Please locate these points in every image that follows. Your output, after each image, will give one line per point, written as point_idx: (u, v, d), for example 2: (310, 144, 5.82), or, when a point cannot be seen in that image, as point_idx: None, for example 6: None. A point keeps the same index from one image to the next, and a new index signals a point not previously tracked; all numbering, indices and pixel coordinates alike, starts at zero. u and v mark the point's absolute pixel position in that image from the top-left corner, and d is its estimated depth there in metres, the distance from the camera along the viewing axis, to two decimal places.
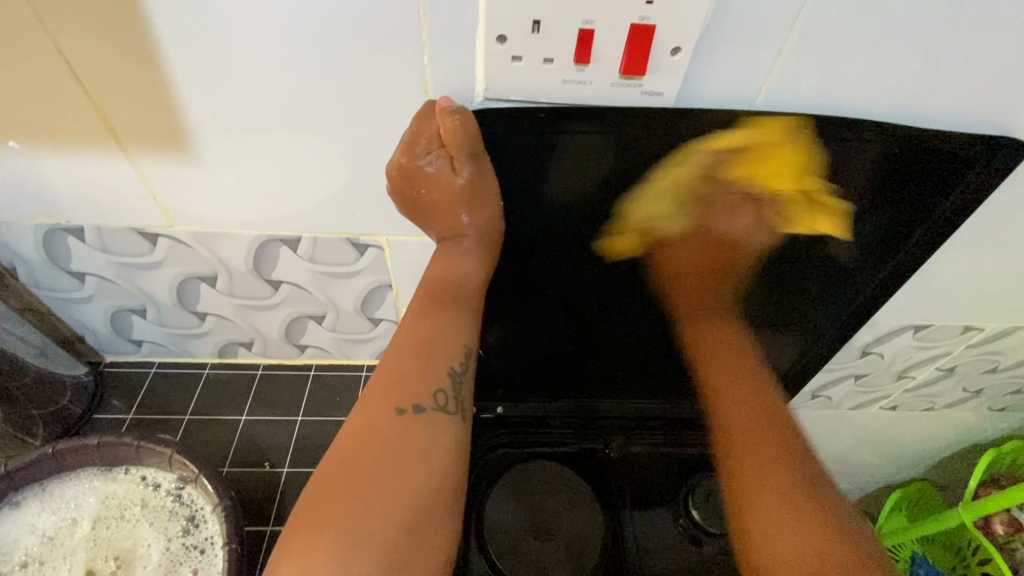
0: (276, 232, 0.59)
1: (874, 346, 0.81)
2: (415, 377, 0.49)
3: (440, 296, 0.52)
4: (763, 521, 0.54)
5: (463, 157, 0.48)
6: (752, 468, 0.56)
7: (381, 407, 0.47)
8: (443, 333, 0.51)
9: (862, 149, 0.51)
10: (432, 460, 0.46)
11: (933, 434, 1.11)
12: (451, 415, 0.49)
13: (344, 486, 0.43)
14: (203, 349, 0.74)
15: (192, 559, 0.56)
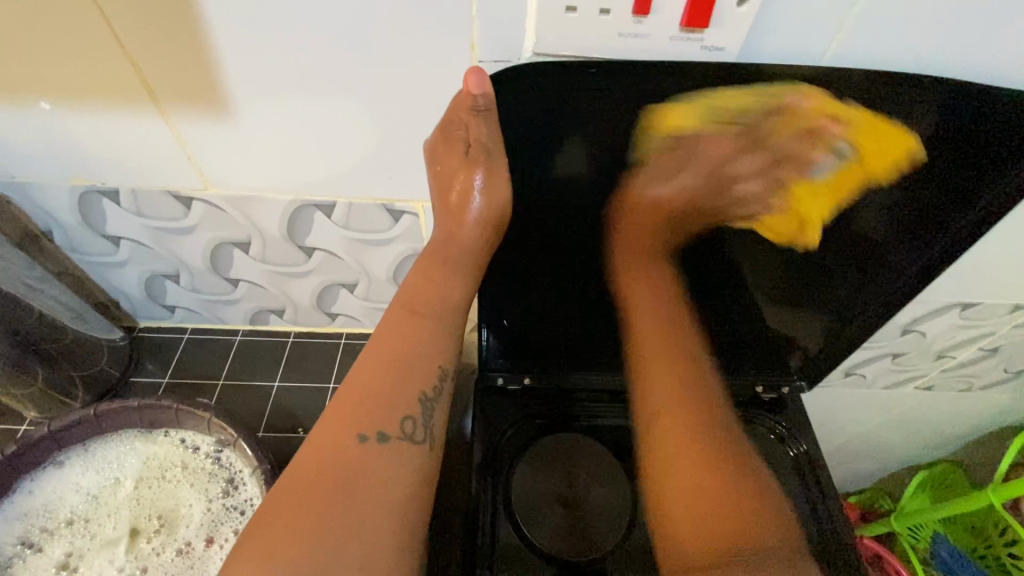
0: (310, 197, 0.57)
1: (915, 324, 0.79)
2: (384, 400, 0.48)
3: (415, 315, 0.51)
4: (674, 521, 0.56)
5: (478, 153, 0.48)
6: (674, 450, 0.59)
7: (343, 428, 0.46)
8: (418, 352, 0.50)
9: (901, 122, 0.47)
10: (386, 494, 0.44)
11: (963, 415, 1.09)
12: (417, 445, 0.48)
13: (304, 509, 0.42)
14: (235, 315, 0.75)
15: (233, 519, 0.56)
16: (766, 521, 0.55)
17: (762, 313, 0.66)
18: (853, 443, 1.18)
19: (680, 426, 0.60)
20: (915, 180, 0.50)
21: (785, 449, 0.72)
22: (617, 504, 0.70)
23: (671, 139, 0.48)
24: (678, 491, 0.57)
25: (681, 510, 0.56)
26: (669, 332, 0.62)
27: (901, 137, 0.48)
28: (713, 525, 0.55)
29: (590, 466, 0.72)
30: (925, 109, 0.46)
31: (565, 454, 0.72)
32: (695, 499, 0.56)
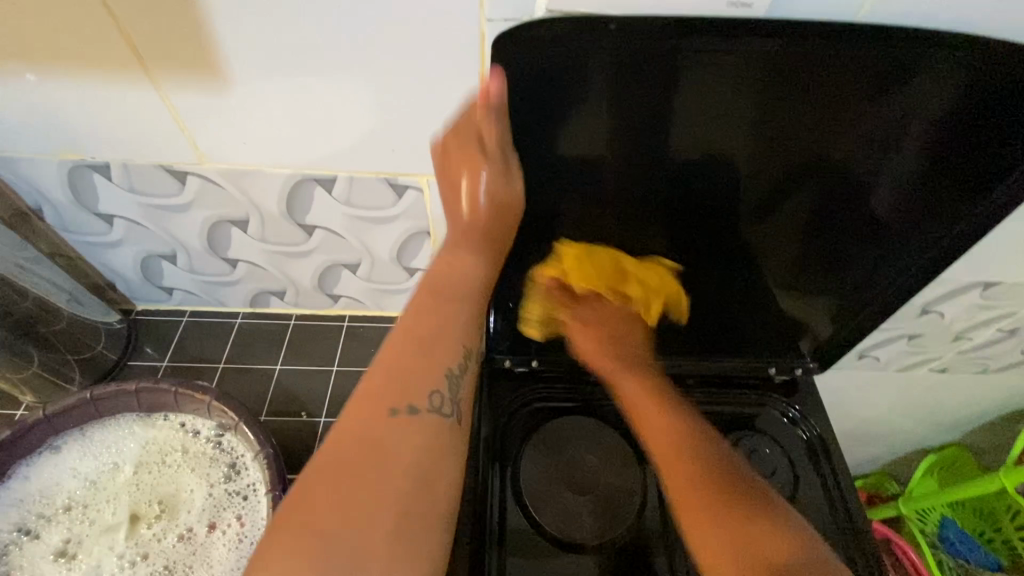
0: (310, 172, 0.55)
1: (933, 305, 0.77)
2: (410, 375, 0.46)
3: (438, 296, 0.49)
4: (707, 554, 0.48)
5: (493, 154, 0.46)
6: (672, 471, 0.53)
7: (371, 403, 0.44)
8: (443, 329, 0.48)
9: (924, 89, 0.44)
10: (416, 467, 0.42)
11: (976, 398, 1.08)
12: (446, 418, 0.46)
13: (333, 485, 0.40)
14: (235, 297, 0.73)
15: (235, 505, 0.55)
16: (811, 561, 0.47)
17: (775, 297, 0.63)
18: (862, 426, 1.17)
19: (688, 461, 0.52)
20: (936, 147, 0.48)
21: (796, 432, 0.70)
22: (629, 487, 0.68)
23: (692, 105, 0.45)
24: (691, 514, 0.50)
25: (711, 538, 0.48)
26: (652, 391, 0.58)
27: (925, 106, 0.45)
28: (724, 542, 0.48)
29: (599, 450, 0.70)
30: (950, 74, 0.43)
31: (573, 438, 0.70)
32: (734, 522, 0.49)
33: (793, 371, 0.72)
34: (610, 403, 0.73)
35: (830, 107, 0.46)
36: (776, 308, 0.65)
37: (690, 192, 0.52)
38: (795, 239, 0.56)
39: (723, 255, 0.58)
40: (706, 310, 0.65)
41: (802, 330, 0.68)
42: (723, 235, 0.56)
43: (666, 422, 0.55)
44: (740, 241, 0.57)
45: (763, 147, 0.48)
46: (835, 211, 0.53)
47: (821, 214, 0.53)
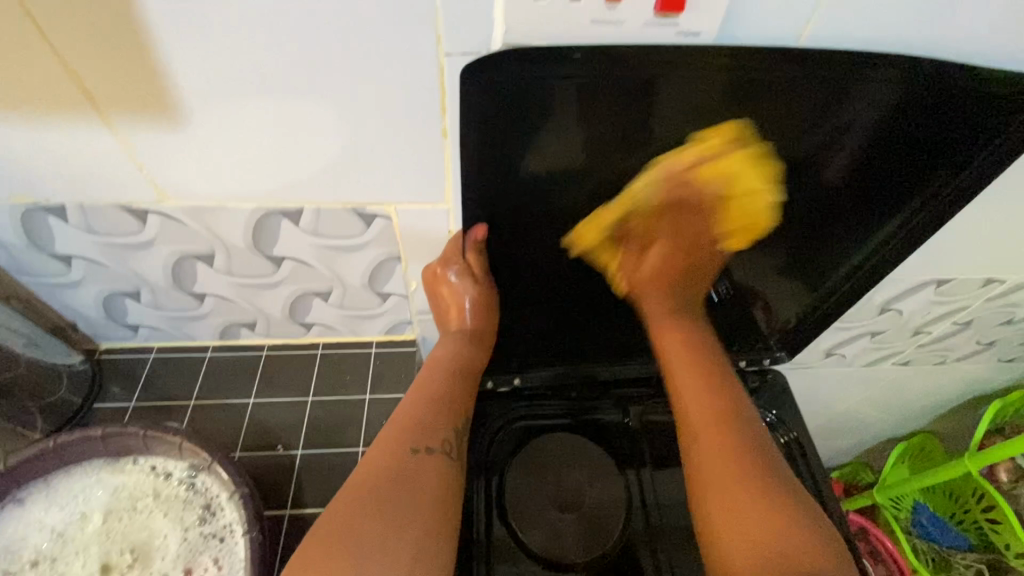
0: (275, 205, 0.54)
1: (892, 303, 0.80)
2: (424, 425, 0.59)
3: (447, 376, 0.64)
4: (719, 527, 0.51)
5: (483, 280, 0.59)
6: (700, 438, 0.56)
7: (400, 440, 0.56)
8: (453, 395, 0.63)
9: (876, 101, 0.48)
10: (434, 489, 0.54)
11: (939, 386, 1.12)
12: (455, 458, 0.59)
13: (368, 506, 0.50)
14: (204, 331, 0.71)
15: (211, 547, 0.53)
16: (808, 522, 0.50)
17: (742, 278, 0.66)
18: (836, 420, 1.20)
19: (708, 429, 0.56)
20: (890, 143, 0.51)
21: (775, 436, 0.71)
22: (614, 501, 0.70)
23: (658, 123, 0.48)
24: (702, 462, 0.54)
25: (728, 513, 0.51)
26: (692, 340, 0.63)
27: (874, 117, 0.49)
28: (732, 510, 0.51)
29: (585, 466, 0.72)
30: (895, 91, 0.47)
31: (558, 455, 0.73)
32: (726, 470, 0.53)
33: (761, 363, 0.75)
34: (589, 419, 0.77)
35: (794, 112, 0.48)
36: (746, 299, 0.69)
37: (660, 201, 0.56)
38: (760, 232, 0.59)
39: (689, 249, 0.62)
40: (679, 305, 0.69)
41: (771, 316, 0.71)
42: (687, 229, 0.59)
43: (692, 376, 0.60)
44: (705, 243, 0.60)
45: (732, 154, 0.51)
46: (798, 202, 0.56)
47: (788, 213, 0.57)
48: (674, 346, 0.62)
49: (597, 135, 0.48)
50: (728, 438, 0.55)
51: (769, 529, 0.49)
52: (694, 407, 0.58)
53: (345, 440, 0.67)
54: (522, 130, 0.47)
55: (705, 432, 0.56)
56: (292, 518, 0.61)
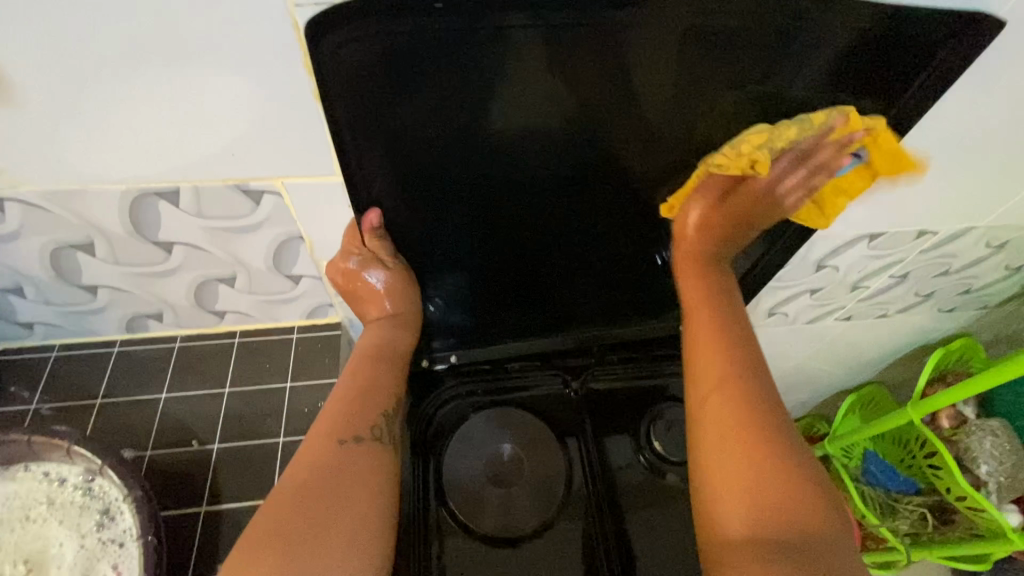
0: (147, 185, 0.49)
1: (828, 259, 0.79)
2: (351, 416, 0.55)
3: (373, 364, 0.60)
4: (719, 479, 0.50)
5: (391, 266, 0.58)
6: (711, 393, 0.55)
7: (324, 437, 0.53)
8: (378, 382, 0.59)
9: (821, 44, 0.45)
10: (363, 483, 0.51)
11: (885, 338, 1.14)
12: (385, 445, 0.55)
13: (293, 513, 0.47)
14: (107, 325, 0.67)
15: (110, 554, 0.51)
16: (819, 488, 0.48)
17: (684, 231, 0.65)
18: (786, 375, 1.22)
19: (724, 389, 0.54)
20: (833, 86, 0.50)
21: None
22: (554, 474, 0.69)
23: (539, 88, 0.45)
24: (710, 418, 0.53)
25: (725, 469, 0.50)
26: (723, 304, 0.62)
27: (819, 61, 0.47)
28: (731, 462, 0.50)
29: (525, 441, 0.70)
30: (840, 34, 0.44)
31: (495, 429, 0.71)
32: (729, 426, 0.52)
33: None
34: (528, 391, 0.75)
35: (737, 59, 0.45)
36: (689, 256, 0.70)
37: (581, 164, 0.53)
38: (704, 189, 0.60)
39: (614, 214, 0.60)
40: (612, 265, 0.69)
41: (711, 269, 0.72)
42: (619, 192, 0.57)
43: (716, 346, 0.58)
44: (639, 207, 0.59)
45: (671, 116, 0.50)
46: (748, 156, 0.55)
47: (733, 166, 0.56)
48: (699, 312, 0.62)
49: (486, 93, 0.44)
50: (736, 409, 0.53)
51: (765, 507, 0.47)
52: (716, 379, 0.55)
53: (264, 431, 0.64)
54: (400, 91, 0.42)
55: (719, 407, 0.53)
56: (207, 514, 0.59)
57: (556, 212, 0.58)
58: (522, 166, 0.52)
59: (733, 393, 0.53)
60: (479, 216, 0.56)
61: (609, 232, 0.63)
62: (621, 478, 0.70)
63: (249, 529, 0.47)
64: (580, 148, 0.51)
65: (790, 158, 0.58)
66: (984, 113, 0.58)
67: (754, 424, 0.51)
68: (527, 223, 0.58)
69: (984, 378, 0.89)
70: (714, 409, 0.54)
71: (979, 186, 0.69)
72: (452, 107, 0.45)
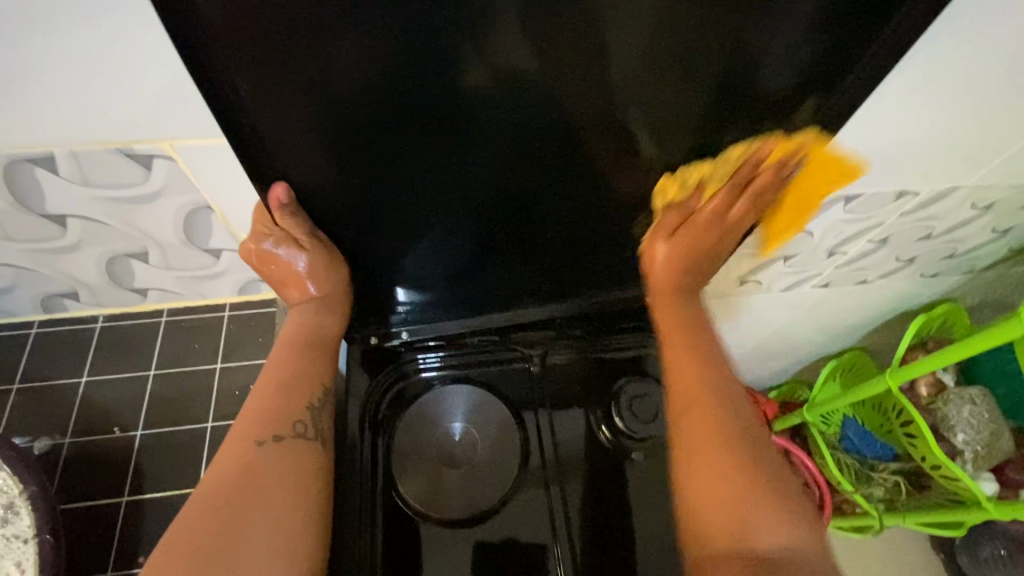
0: (17, 152, 0.44)
1: (801, 224, 0.74)
2: (272, 412, 0.52)
3: (298, 354, 0.56)
4: (697, 495, 0.50)
5: (311, 246, 0.54)
6: (687, 411, 0.54)
7: (240, 438, 0.50)
8: (303, 373, 0.55)
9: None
10: (281, 483, 0.48)
11: (868, 304, 1.10)
12: (312, 440, 0.52)
13: (203, 524, 0.44)
14: (20, 305, 0.62)
15: (15, 550, 0.49)
16: (776, 503, 0.48)
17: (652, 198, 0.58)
18: (765, 343, 1.19)
19: (698, 409, 0.54)
20: (815, 26, 0.42)
21: None
22: (508, 453, 0.65)
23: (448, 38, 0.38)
24: (690, 435, 0.52)
25: (702, 489, 0.50)
26: (693, 325, 0.60)
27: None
28: (711, 479, 0.50)
29: (479, 418, 0.67)
30: None
31: (444, 408, 0.67)
32: (705, 441, 0.52)
33: None
34: (484, 368, 0.71)
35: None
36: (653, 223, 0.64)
37: (514, 125, 0.47)
38: (666, 154, 0.53)
39: (560, 180, 0.54)
40: (565, 235, 0.63)
41: None
42: (564, 155, 0.51)
43: (690, 363, 0.57)
44: (588, 170, 0.53)
45: (619, 70, 0.43)
46: (721, 107, 0.48)
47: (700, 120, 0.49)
48: (674, 328, 0.60)
49: (387, 42, 0.38)
50: (716, 419, 0.53)
51: (738, 519, 0.47)
52: (691, 392, 0.55)
53: (192, 415, 0.61)
54: (281, 38, 0.36)
55: (697, 420, 0.53)
56: (129, 503, 0.56)
57: (492, 179, 0.52)
58: (445, 128, 0.45)
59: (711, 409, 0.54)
60: (405, 182, 0.50)
61: (558, 200, 0.57)
62: (580, 454, 0.66)
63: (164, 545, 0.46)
64: (509, 108, 0.45)
65: (732, 191, 0.58)
66: (959, 66, 0.53)
67: (734, 438, 0.52)
68: (462, 189, 0.53)
69: (964, 347, 0.85)
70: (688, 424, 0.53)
71: (965, 141, 0.63)
72: (349, 57, 0.38)
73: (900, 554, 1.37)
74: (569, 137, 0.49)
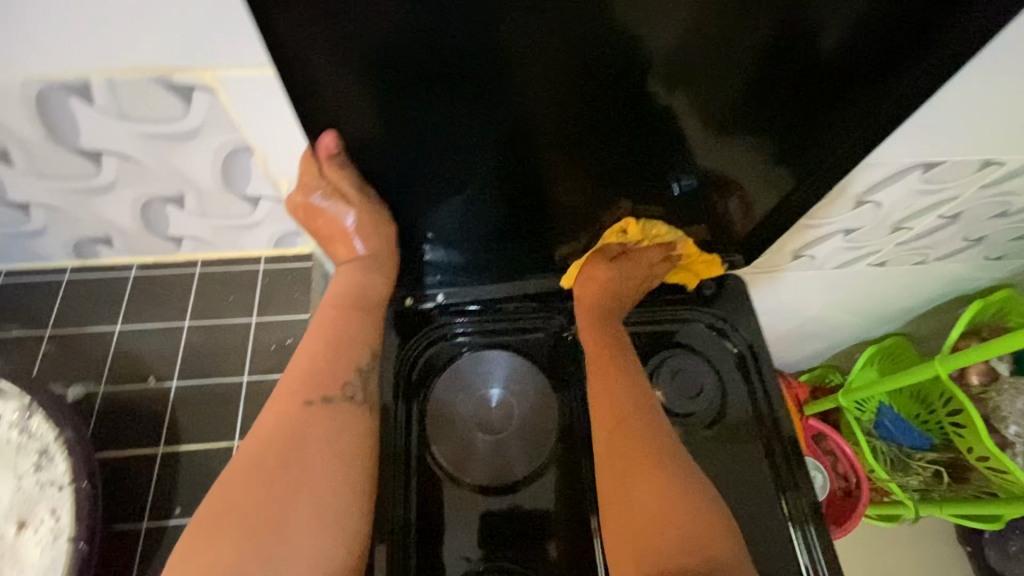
0: (50, 77, 0.41)
1: (870, 193, 0.69)
2: (323, 372, 0.51)
3: (345, 316, 0.54)
4: (626, 514, 0.52)
5: (358, 202, 0.51)
6: (609, 431, 0.57)
7: (287, 398, 0.49)
8: (351, 335, 0.53)
9: None
10: (329, 446, 0.48)
11: (919, 287, 1.04)
12: (359, 403, 0.51)
13: (252, 484, 0.45)
14: (54, 250, 0.60)
15: (49, 497, 0.47)
16: (693, 500, 0.52)
17: (698, 153, 0.53)
18: (805, 325, 1.14)
19: (620, 428, 0.56)
20: None
21: (726, 344, 0.70)
22: (545, 422, 0.63)
23: None
24: (611, 452, 0.55)
25: (630, 507, 0.52)
26: (615, 345, 0.63)
27: None
28: (625, 505, 0.53)
29: (516, 385, 0.64)
30: None
31: (479, 371, 0.65)
32: (623, 473, 0.54)
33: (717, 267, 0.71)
34: (521, 336, 0.67)
35: None
36: (712, 188, 0.59)
37: (576, 67, 0.42)
38: (715, 103, 0.47)
39: (623, 135, 0.49)
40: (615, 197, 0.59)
41: (727, 207, 0.63)
42: (625, 105, 0.46)
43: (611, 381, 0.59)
44: (647, 124, 0.49)
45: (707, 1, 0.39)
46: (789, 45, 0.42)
47: (768, 67, 0.44)
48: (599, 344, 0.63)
49: None
50: (634, 438, 0.56)
51: (662, 530, 0.51)
52: (610, 410, 0.58)
53: (228, 369, 0.59)
54: None
55: (620, 440, 0.56)
56: (165, 455, 0.55)
57: (548, 131, 0.48)
58: (509, 66, 0.41)
59: (632, 427, 0.57)
60: (461, 129, 0.46)
61: (616, 160, 0.53)
62: None
63: (209, 497, 0.46)
64: (573, 44, 0.40)
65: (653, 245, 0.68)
66: None
67: (650, 451, 0.55)
68: (519, 140, 0.48)
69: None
70: (610, 442, 0.56)
71: None
72: None
73: (928, 546, 1.34)
74: (635, 82, 0.44)
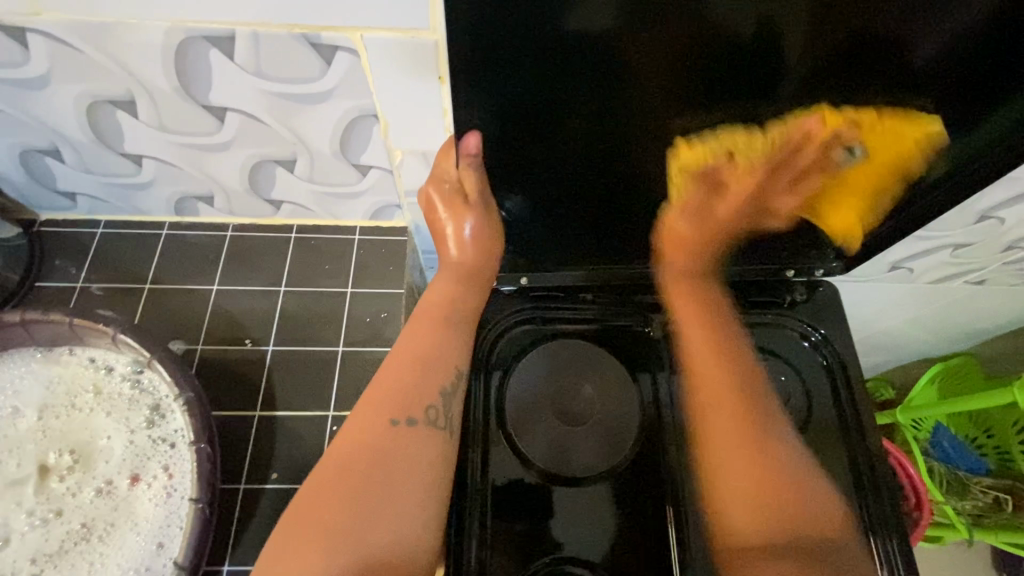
0: (198, 25, 0.39)
1: (996, 209, 0.65)
2: (411, 392, 0.48)
3: (436, 334, 0.51)
4: (734, 498, 0.51)
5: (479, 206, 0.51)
6: (715, 409, 0.54)
7: (375, 414, 0.46)
8: (440, 353, 0.50)
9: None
10: (411, 474, 0.45)
11: (1006, 310, 0.99)
12: (442, 430, 0.48)
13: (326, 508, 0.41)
14: (155, 206, 0.60)
15: (161, 454, 0.50)
16: (806, 479, 0.52)
17: None
18: (876, 340, 1.09)
19: (723, 407, 0.54)
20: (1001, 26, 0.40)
21: (816, 358, 0.65)
22: (624, 414, 0.59)
23: None
24: (718, 434, 0.53)
25: (741, 477, 0.51)
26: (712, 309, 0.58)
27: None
28: (747, 487, 0.51)
29: (597, 376, 0.60)
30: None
31: (562, 358, 0.61)
32: (732, 447, 0.52)
33: (811, 274, 0.65)
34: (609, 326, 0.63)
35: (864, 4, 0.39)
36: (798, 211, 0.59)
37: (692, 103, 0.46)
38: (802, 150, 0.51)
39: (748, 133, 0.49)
40: None
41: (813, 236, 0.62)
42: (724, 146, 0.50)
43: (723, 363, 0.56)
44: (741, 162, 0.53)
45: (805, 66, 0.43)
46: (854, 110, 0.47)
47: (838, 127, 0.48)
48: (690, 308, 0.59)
49: None
50: (748, 420, 0.53)
51: (775, 509, 0.50)
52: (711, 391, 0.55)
53: (323, 338, 0.58)
54: None
55: (727, 419, 0.53)
56: (261, 419, 0.55)
57: (687, 117, 0.47)
58: None
59: (740, 405, 0.54)
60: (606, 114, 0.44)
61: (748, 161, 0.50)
62: None
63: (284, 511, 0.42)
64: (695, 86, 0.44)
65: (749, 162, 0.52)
66: None
67: (767, 429, 0.53)
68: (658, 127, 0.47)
69: None
70: (715, 418, 0.54)
71: None
72: None
73: None
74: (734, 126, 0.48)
